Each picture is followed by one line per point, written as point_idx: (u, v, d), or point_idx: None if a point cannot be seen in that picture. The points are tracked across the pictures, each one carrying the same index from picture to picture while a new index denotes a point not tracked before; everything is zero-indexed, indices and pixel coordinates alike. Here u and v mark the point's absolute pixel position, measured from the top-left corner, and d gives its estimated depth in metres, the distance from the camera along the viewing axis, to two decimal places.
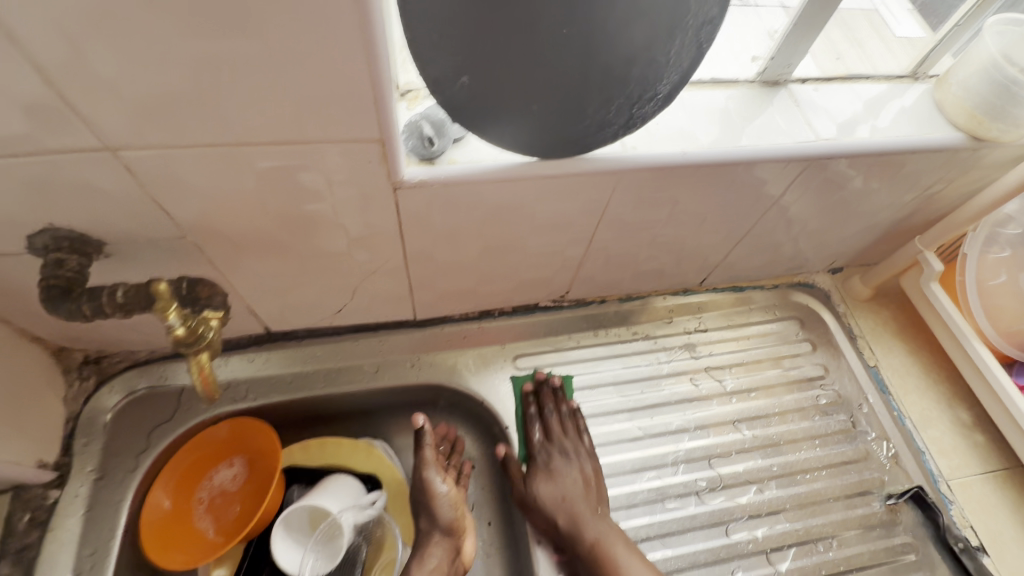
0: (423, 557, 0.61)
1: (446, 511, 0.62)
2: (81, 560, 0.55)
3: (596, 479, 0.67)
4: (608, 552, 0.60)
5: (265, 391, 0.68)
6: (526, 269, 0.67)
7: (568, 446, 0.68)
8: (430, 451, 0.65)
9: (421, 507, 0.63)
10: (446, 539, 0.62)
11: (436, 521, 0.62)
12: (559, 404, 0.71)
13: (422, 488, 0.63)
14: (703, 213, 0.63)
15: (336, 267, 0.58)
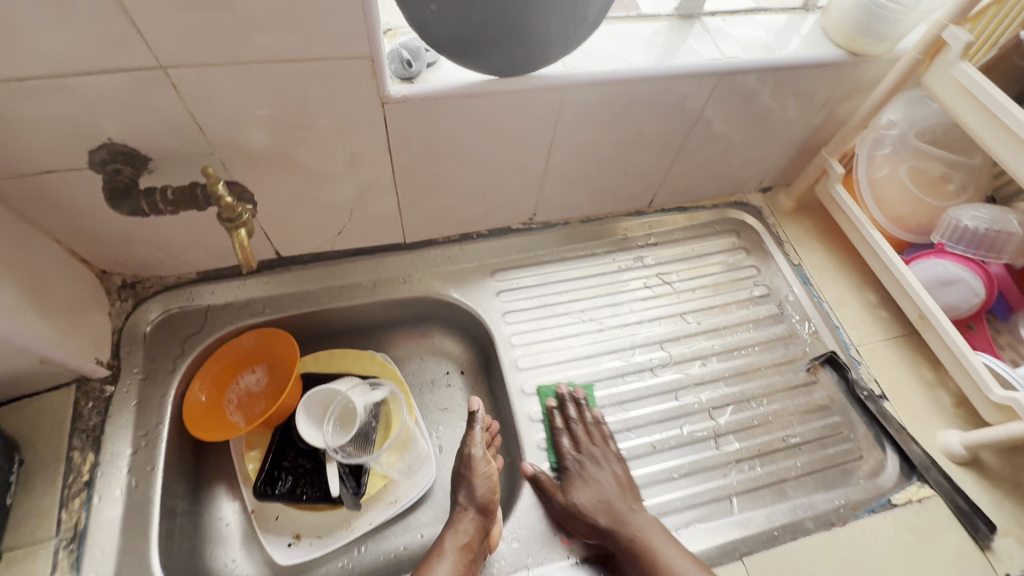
0: (454, 530, 0.64)
1: (482, 487, 0.67)
2: (137, 438, 0.67)
3: (629, 483, 0.70)
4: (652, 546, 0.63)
5: (279, 307, 0.80)
6: (496, 188, 0.79)
7: (596, 454, 0.71)
8: (478, 431, 0.72)
9: (461, 484, 0.68)
10: (480, 514, 0.65)
11: (473, 496, 0.67)
12: (582, 413, 0.75)
13: (468, 461, 0.69)
14: (638, 130, 0.76)
15: (337, 185, 0.69)
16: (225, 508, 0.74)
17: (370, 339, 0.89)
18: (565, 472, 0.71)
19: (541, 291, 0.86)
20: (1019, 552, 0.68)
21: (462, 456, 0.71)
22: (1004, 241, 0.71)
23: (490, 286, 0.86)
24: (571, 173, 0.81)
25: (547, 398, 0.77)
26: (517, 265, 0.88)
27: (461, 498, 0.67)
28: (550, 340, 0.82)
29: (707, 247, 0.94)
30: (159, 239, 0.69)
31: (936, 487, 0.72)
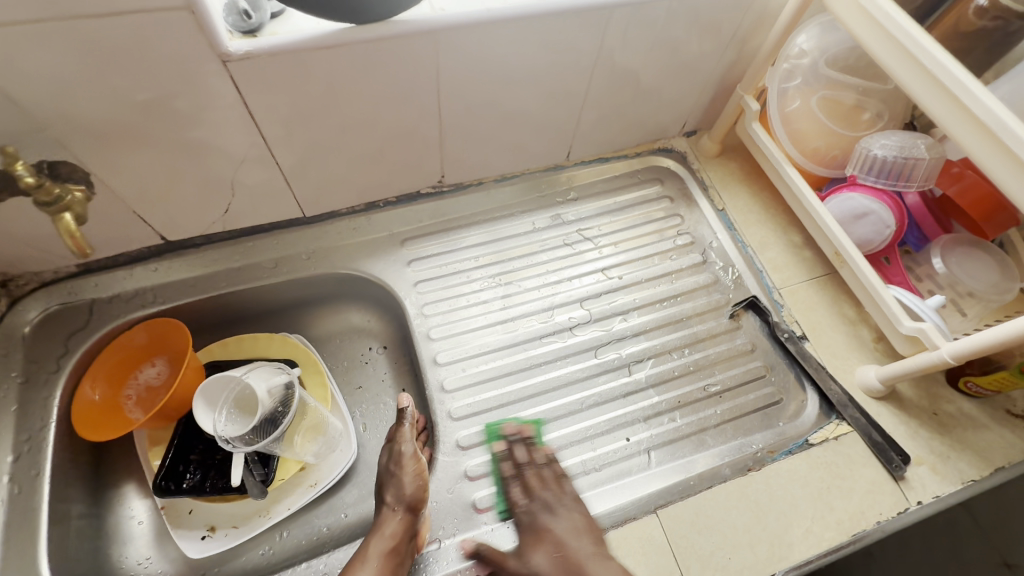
0: (380, 528, 0.61)
1: (411, 484, 0.64)
2: (19, 445, 0.63)
3: (561, 476, 0.67)
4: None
5: (172, 295, 0.75)
6: (391, 151, 0.74)
7: (548, 499, 0.63)
8: (406, 429, 0.69)
9: (389, 481, 0.64)
10: (409, 512, 0.62)
11: (403, 492, 0.63)
12: (534, 455, 0.68)
13: (399, 457, 0.66)
14: (534, 76, 0.71)
15: (205, 158, 0.64)
16: (134, 504, 0.72)
17: (284, 321, 0.86)
18: (514, 515, 0.64)
19: (454, 258, 0.83)
20: (930, 479, 0.69)
21: (393, 455, 0.67)
22: (915, 167, 0.68)
23: (401, 256, 0.82)
24: (471, 128, 0.76)
25: (499, 428, 0.70)
26: (428, 232, 0.84)
27: (388, 496, 0.63)
28: (465, 308, 0.79)
29: (630, 198, 0.91)
30: (15, 232, 0.63)
31: (853, 423, 0.72)
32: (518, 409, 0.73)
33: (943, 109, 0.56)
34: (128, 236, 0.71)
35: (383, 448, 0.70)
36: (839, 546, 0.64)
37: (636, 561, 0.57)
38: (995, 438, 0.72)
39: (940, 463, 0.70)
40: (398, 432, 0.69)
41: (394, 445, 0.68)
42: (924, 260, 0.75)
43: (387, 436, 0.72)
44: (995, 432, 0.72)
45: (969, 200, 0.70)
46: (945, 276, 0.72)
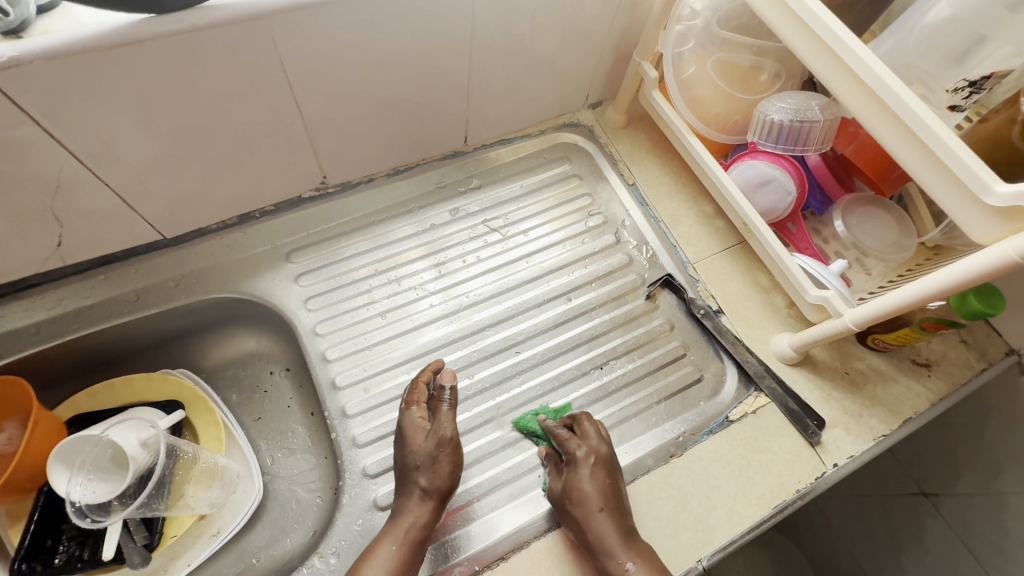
0: (410, 515, 0.58)
1: (447, 472, 0.60)
2: None
3: (610, 470, 0.60)
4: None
5: (10, 348, 0.64)
6: (251, 156, 0.65)
7: (576, 455, 0.61)
8: (447, 412, 0.63)
9: (426, 466, 0.60)
10: (438, 503, 0.59)
11: (440, 483, 0.59)
12: (587, 435, 0.63)
13: (444, 444, 0.60)
14: (403, 59, 0.63)
15: (7, 190, 0.53)
16: None
17: (163, 356, 0.76)
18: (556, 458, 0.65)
19: (349, 267, 0.75)
20: (845, 440, 0.70)
21: (435, 438, 0.60)
22: (811, 130, 0.66)
23: (286, 271, 0.74)
24: (343, 123, 0.67)
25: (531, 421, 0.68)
26: (318, 240, 0.76)
27: (422, 482, 0.59)
28: (365, 321, 0.73)
29: (538, 180, 0.86)
30: None
31: (770, 394, 0.71)
32: None
33: (820, 64, 0.53)
34: None
35: (408, 414, 0.64)
36: (761, 521, 0.64)
37: None
38: (903, 391, 0.73)
39: (854, 423, 0.71)
40: (439, 413, 0.63)
41: (436, 429, 0.61)
42: (829, 221, 0.74)
43: (408, 399, 0.65)
44: (901, 383, 0.74)
45: (864, 158, 0.71)
46: (847, 237, 0.71)
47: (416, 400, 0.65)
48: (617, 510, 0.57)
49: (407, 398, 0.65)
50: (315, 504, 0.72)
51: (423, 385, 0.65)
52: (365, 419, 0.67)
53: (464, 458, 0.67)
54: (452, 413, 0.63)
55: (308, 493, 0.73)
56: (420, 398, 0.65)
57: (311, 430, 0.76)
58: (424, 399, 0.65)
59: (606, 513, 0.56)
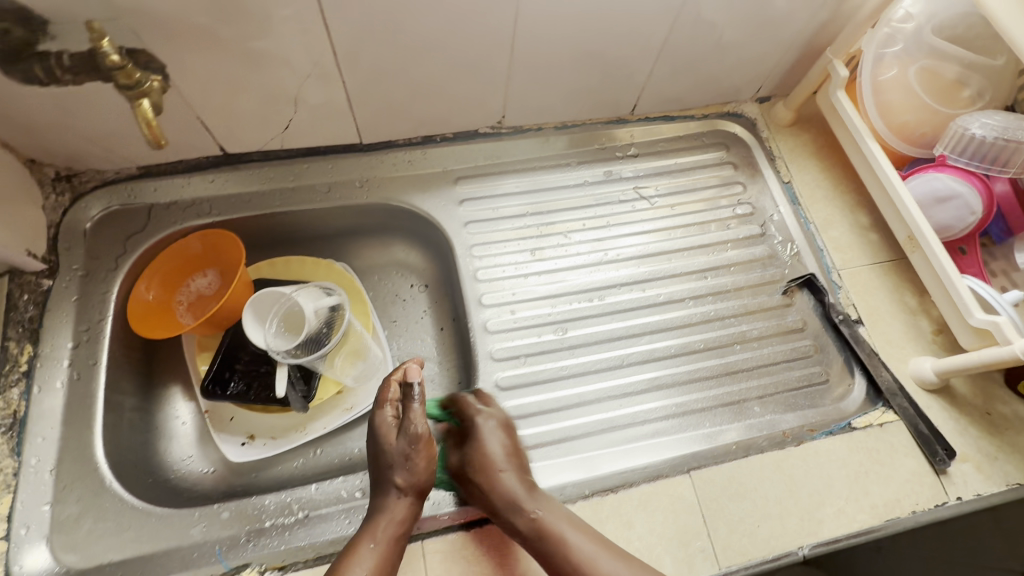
0: (387, 512, 0.57)
1: (426, 468, 0.60)
2: (78, 334, 0.65)
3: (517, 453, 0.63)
4: (553, 531, 0.56)
5: (227, 209, 0.75)
6: (458, 82, 0.72)
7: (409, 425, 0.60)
8: (419, 409, 0.61)
9: (400, 465, 0.59)
10: (415, 499, 0.59)
11: (416, 479, 0.59)
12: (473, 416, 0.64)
13: (414, 442, 0.59)
14: (615, 14, 0.67)
15: (273, 67, 0.63)
16: (180, 407, 0.74)
17: (330, 247, 0.86)
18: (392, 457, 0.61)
19: (506, 203, 0.81)
20: (974, 477, 0.67)
21: (406, 436, 0.59)
22: (1014, 152, 0.65)
23: (452, 194, 0.80)
24: (541, 67, 0.73)
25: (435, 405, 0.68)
26: (483, 173, 0.82)
27: (397, 479, 0.58)
28: (515, 253, 0.78)
29: (691, 161, 0.88)
30: (84, 127, 0.64)
31: (900, 413, 0.70)
32: (556, 358, 0.72)
33: None
34: (187, 142, 0.71)
35: (380, 413, 0.63)
36: (872, 529, 0.63)
37: (551, 526, 0.56)
38: None
39: (987, 463, 0.68)
40: (408, 410, 0.61)
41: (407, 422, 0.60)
42: (1002, 254, 0.72)
43: (382, 398, 0.63)
44: None
45: None
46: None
47: (388, 398, 0.63)
48: (522, 470, 0.61)
49: (381, 397, 0.63)
50: None
51: (398, 383, 0.64)
52: (501, 338, 0.72)
53: (581, 396, 0.70)
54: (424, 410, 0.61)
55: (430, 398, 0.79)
56: (395, 398, 0.63)
57: (439, 343, 0.83)
58: (398, 399, 0.64)
59: (512, 464, 0.61)
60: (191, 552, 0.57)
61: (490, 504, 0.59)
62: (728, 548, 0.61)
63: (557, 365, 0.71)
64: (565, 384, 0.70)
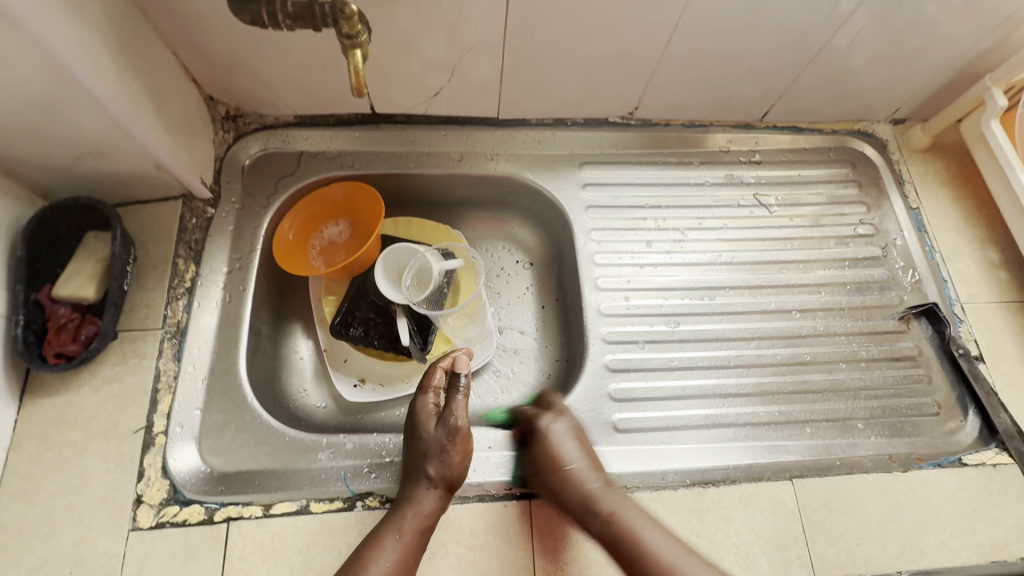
0: (415, 503, 0.56)
1: (459, 463, 0.59)
2: (232, 262, 0.71)
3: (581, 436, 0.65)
4: (626, 526, 0.57)
5: (368, 165, 0.80)
6: (606, 70, 0.74)
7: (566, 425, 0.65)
8: (462, 401, 0.63)
9: (434, 454, 0.59)
10: (445, 493, 0.58)
11: (447, 472, 0.58)
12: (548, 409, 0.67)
13: (453, 434, 0.60)
14: (780, 19, 0.67)
15: (444, 35, 0.66)
16: (301, 343, 0.79)
17: (447, 214, 0.89)
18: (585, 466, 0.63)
19: (626, 193, 0.82)
20: None
21: (445, 427, 0.61)
22: None
23: (576, 177, 0.83)
24: (690, 64, 0.74)
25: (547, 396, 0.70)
26: (608, 161, 0.84)
27: (429, 469, 0.58)
28: (632, 242, 0.79)
29: (815, 175, 0.87)
30: (265, 72, 0.69)
31: (1017, 457, 0.67)
32: (665, 349, 0.73)
33: None
34: (345, 97, 0.75)
35: (421, 400, 0.64)
36: (978, 569, 0.61)
37: (619, 511, 0.58)
38: None
39: None
40: (451, 401, 0.63)
41: (448, 412, 0.62)
42: None
43: (426, 386, 0.66)
44: None
45: None
46: None
47: (432, 387, 0.65)
48: (595, 467, 0.62)
49: (426, 387, 0.66)
50: (530, 380, 0.81)
51: (444, 373, 0.67)
52: (614, 322, 0.74)
53: (685, 389, 0.71)
54: (466, 403, 0.63)
55: (527, 370, 0.81)
56: (439, 386, 0.66)
57: (539, 319, 0.85)
58: (441, 388, 0.66)
59: (590, 460, 0.62)
60: (320, 474, 0.61)
61: (584, 496, 0.59)
62: (825, 561, 0.60)
63: (665, 356, 0.73)
64: (678, 374, 0.72)
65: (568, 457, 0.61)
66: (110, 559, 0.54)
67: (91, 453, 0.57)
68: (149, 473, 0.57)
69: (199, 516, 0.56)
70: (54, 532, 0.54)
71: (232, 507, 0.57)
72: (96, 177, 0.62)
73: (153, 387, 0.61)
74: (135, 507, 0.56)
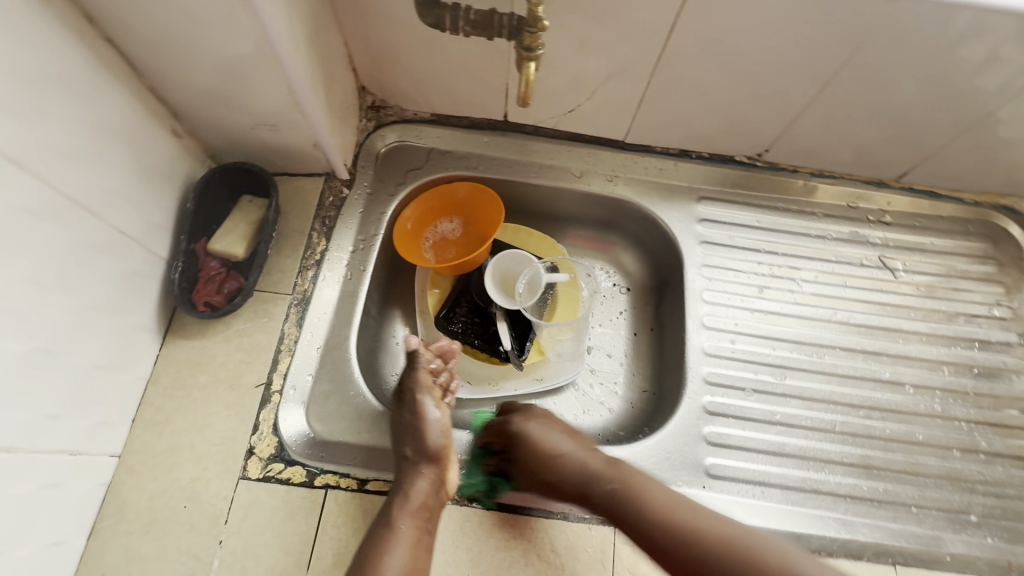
0: (406, 486, 0.58)
1: (429, 434, 0.61)
2: (357, 241, 0.74)
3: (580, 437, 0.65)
4: (630, 491, 0.58)
5: (491, 168, 0.82)
6: (748, 109, 0.73)
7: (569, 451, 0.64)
8: (421, 372, 0.67)
9: (409, 434, 0.61)
10: (434, 468, 0.59)
11: (420, 445, 0.60)
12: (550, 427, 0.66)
13: (416, 411, 0.63)
14: (950, 81, 0.64)
15: (598, 57, 0.67)
16: (399, 330, 0.82)
17: (553, 227, 0.90)
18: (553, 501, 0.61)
19: (743, 234, 0.81)
20: None
21: (406, 405, 0.64)
22: None
23: (693, 210, 0.82)
24: (838, 114, 0.71)
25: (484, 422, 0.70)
26: (728, 199, 0.82)
27: (406, 448, 0.60)
28: (743, 285, 0.77)
29: (949, 246, 0.82)
30: (419, 70, 0.73)
31: None
32: (768, 400, 0.71)
33: None
34: (484, 102, 0.78)
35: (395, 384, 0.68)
36: None
37: (630, 482, 0.59)
38: None
39: None
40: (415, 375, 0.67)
41: (412, 389, 0.66)
42: None
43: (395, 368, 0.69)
44: None
45: None
46: None
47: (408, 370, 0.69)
48: (579, 446, 0.64)
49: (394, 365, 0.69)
50: (615, 405, 0.80)
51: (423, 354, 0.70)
52: (717, 363, 0.72)
53: (784, 446, 0.68)
54: (423, 371, 0.67)
55: (612, 395, 0.80)
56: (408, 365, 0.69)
57: (629, 346, 0.84)
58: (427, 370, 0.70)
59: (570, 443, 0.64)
60: None
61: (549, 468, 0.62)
62: None
63: (767, 408, 0.70)
64: (779, 429, 0.69)
65: (547, 445, 0.63)
66: (220, 501, 0.57)
67: (216, 398, 0.61)
68: (262, 427, 0.61)
69: (302, 477, 0.59)
70: (175, 466, 0.58)
71: (332, 475, 0.60)
72: (261, 147, 0.67)
73: (277, 347, 0.65)
74: (246, 457, 0.59)
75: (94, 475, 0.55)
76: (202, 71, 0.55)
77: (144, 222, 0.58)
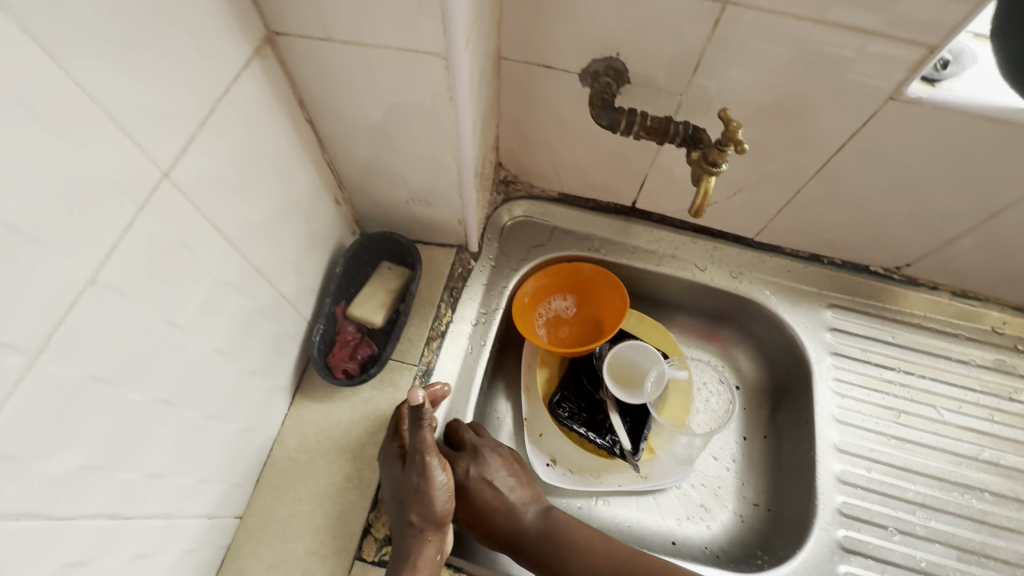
0: (413, 558, 0.53)
1: (439, 499, 0.56)
2: (479, 315, 0.74)
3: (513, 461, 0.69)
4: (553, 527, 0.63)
5: (612, 252, 0.82)
6: (899, 226, 0.70)
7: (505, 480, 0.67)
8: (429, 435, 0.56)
9: (414, 500, 0.55)
10: (438, 532, 0.56)
11: (431, 513, 0.55)
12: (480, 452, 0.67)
13: (423, 474, 0.56)
14: None
15: (751, 163, 0.66)
16: (502, 404, 0.80)
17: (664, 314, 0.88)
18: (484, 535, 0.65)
19: (876, 349, 0.76)
20: None
21: (414, 466, 0.56)
22: None
23: (821, 318, 0.78)
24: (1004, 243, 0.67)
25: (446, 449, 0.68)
26: (860, 309, 0.79)
27: (414, 516, 0.54)
28: (875, 405, 0.73)
29: None
30: (561, 155, 0.74)
31: None
32: (904, 541, 0.66)
33: None
34: (616, 189, 0.78)
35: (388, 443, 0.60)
36: None
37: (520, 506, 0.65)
38: None
39: None
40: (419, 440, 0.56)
41: (419, 451, 0.56)
42: None
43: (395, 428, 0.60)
44: None
45: None
46: None
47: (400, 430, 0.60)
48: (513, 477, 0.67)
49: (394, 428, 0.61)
50: (724, 517, 0.74)
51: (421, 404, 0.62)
52: (847, 491, 0.69)
53: None
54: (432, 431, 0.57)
55: (720, 504, 0.75)
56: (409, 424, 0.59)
57: (738, 451, 0.79)
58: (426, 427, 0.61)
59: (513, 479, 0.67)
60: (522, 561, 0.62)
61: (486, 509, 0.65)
62: None
63: (902, 548, 0.66)
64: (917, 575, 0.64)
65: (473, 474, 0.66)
66: None
67: (338, 468, 0.61)
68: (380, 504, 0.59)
69: None
70: (293, 536, 0.57)
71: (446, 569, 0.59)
72: (405, 217, 0.69)
73: None
74: (363, 536, 0.57)
75: (220, 537, 0.55)
76: (379, 153, 0.58)
77: (299, 287, 0.60)
